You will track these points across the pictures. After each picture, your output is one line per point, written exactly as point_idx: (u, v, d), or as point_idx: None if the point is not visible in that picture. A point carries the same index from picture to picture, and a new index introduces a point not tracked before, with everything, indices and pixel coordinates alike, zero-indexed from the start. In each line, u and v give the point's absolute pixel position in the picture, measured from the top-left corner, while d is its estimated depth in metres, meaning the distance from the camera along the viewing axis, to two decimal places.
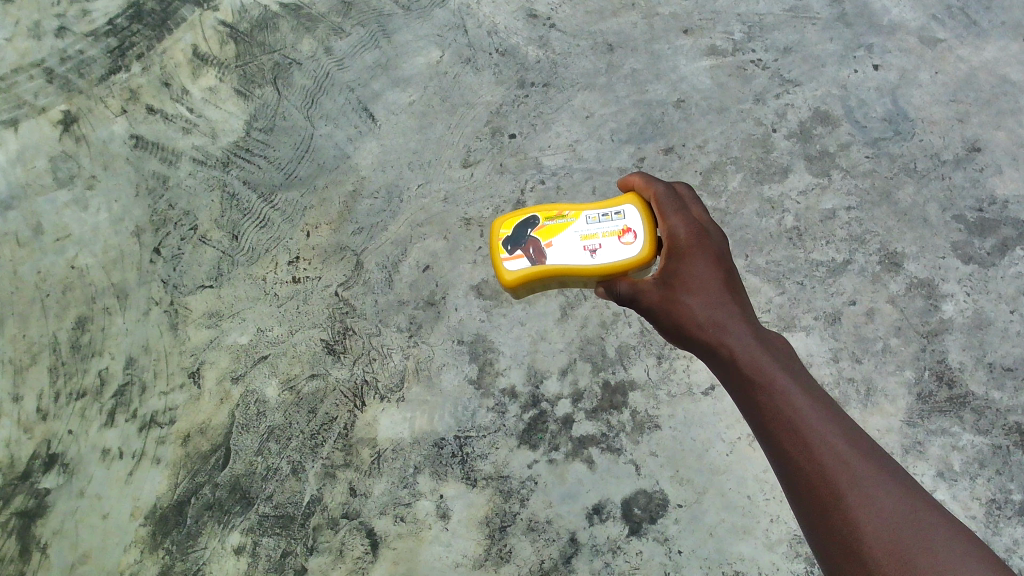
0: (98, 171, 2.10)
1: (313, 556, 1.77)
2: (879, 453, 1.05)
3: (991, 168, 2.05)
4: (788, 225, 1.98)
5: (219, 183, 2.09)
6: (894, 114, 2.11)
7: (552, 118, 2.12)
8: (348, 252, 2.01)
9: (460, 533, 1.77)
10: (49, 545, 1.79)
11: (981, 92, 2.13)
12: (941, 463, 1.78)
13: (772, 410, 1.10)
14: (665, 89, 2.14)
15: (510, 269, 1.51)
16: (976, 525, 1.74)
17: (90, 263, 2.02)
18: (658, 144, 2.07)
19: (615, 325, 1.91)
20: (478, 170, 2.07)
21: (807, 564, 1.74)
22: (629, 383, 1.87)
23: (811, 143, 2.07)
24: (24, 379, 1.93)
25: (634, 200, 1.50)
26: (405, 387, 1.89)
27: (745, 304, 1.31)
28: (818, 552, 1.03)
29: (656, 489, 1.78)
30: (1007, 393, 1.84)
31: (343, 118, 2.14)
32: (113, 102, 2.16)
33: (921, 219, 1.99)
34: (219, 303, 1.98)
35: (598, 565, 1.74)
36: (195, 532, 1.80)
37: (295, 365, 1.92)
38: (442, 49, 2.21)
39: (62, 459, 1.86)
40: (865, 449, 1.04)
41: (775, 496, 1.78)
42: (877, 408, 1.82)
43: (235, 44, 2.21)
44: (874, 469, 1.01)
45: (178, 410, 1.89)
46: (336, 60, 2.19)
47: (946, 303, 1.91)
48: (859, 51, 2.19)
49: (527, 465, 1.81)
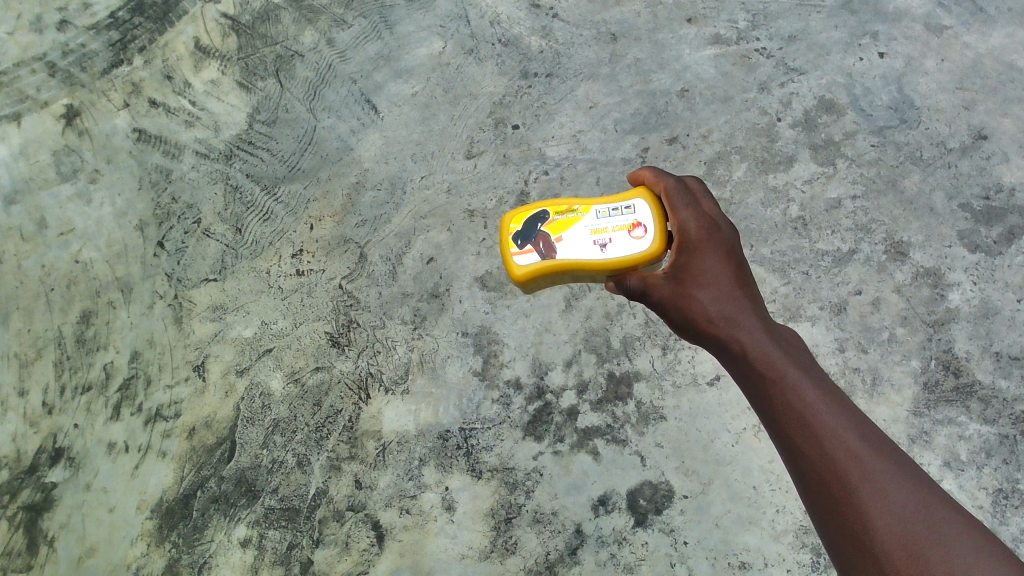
0: (101, 165, 2.10)
1: (319, 548, 1.77)
2: (891, 446, 1.04)
3: (998, 156, 2.03)
4: (794, 215, 1.97)
5: (222, 176, 2.08)
6: (900, 102, 2.10)
7: (555, 109, 2.11)
8: (352, 244, 2.00)
9: (465, 526, 1.77)
10: (55, 539, 1.80)
11: (988, 79, 2.12)
12: (948, 453, 1.77)
13: (783, 405, 1.10)
14: (669, 78, 2.13)
15: (520, 264, 1.50)
16: (983, 515, 1.73)
17: (94, 257, 2.02)
18: (662, 133, 2.06)
19: (619, 316, 1.90)
20: (482, 161, 2.06)
21: (814, 555, 1.73)
22: (634, 374, 1.86)
23: (815, 132, 2.06)
24: (30, 373, 1.93)
25: (644, 194, 1.48)
26: (409, 379, 1.89)
27: (755, 297, 1.30)
28: (829, 547, 1.03)
29: (662, 480, 1.78)
30: (1014, 382, 1.83)
31: (346, 110, 2.14)
32: (116, 96, 2.16)
33: (927, 208, 1.98)
34: (223, 296, 1.98)
35: (603, 556, 1.74)
36: (201, 525, 1.80)
37: (300, 358, 1.92)
38: (445, 39, 2.20)
39: (68, 453, 1.86)
40: (877, 443, 1.04)
41: (781, 486, 1.78)
42: (883, 398, 1.82)
43: (237, 37, 2.21)
44: (887, 463, 1.01)
45: (184, 404, 1.89)
46: (338, 51, 2.18)
47: (952, 292, 1.90)
48: (864, 39, 2.17)
49: (532, 457, 1.81)
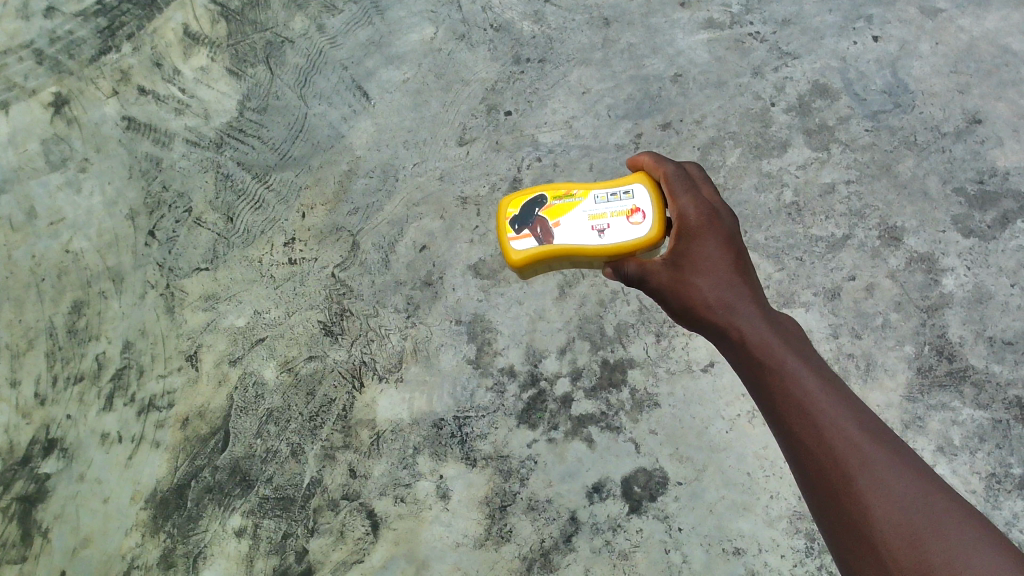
0: (91, 154, 2.08)
1: (314, 537, 1.77)
2: (890, 436, 1.04)
3: (992, 140, 2.03)
4: (787, 201, 1.96)
5: (212, 164, 2.07)
6: (894, 86, 2.09)
7: (547, 94, 2.10)
8: (344, 232, 1.99)
9: (460, 514, 1.77)
10: (50, 530, 1.79)
11: (982, 63, 2.11)
12: (941, 438, 1.77)
13: (782, 392, 1.10)
14: (662, 64, 2.12)
15: (517, 249, 1.49)
16: (976, 499, 1.74)
17: (85, 247, 2.01)
18: (655, 119, 2.05)
19: (613, 303, 1.90)
20: (474, 148, 2.05)
21: (807, 540, 1.73)
22: (628, 361, 1.86)
23: (810, 116, 2.05)
24: (21, 364, 1.92)
25: (644, 179, 1.47)
26: (403, 367, 1.89)
27: (755, 285, 1.30)
28: (828, 536, 1.03)
29: (656, 467, 1.78)
30: (1007, 366, 1.83)
31: (337, 97, 2.12)
32: (104, 84, 2.14)
33: (921, 192, 1.97)
34: (215, 286, 1.97)
35: (598, 543, 1.74)
36: (196, 515, 1.80)
37: (293, 347, 1.91)
38: (436, 25, 2.19)
39: (61, 444, 1.85)
40: (876, 433, 1.03)
41: (775, 472, 1.78)
42: (877, 383, 1.82)
43: (226, 23, 2.18)
44: (887, 452, 1.01)
45: (176, 393, 1.88)
46: (328, 37, 2.16)
47: (946, 277, 1.90)
48: (858, 23, 2.16)
49: (527, 445, 1.81)
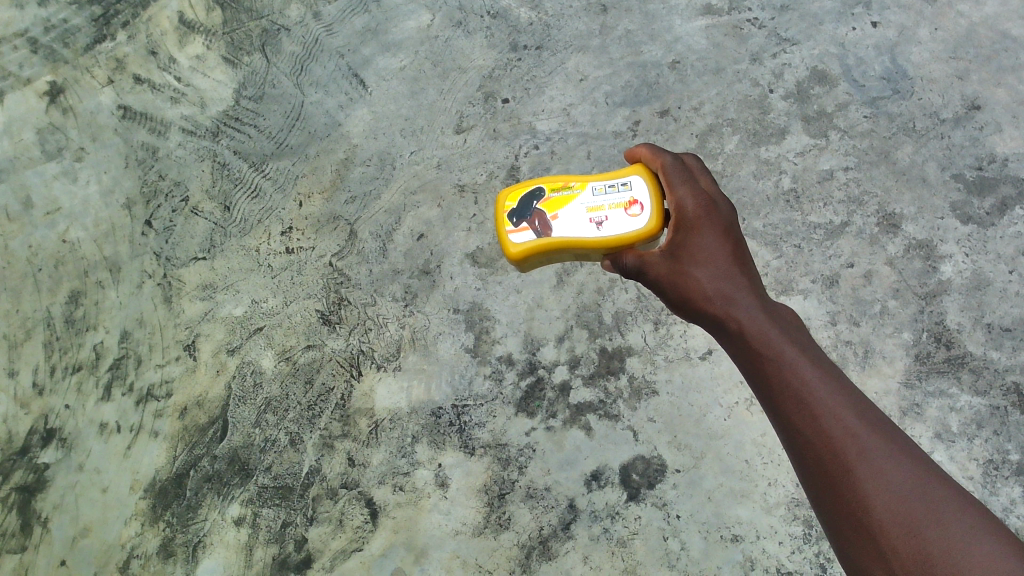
0: (87, 143, 2.07)
1: (313, 526, 1.77)
2: (888, 425, 1.03)
3: (992, 126, 2.02)
4: (786, 187, 1.96)
5: (209, 153, 2.06)
6: (892, 72, 2.08)
7: (545, 82, 2.09)
8: (342, 221, 1.99)
9: (459, 502, 1.77)
10: (49, 519, 1.79)
11: (981, 48, 2.10)
12: (939, 424, 1.78)
13: (780, 383, 1.09)
14: (660, 51, 2.11)
15: (514, 242, 1.48)
16: (974, 486, 1.74)
17: (82, 236, 2.01)
18: (653, 106, 2.04)
19: (611, 291, 1.90)
20: (472, 136, 2.04)
21: (805, 526, 1.74)
22: (627, 349, 1.86)
23: (808, 103, 2.04)
24: (19, 354, 1.92)
25: (641, 170, 1.47)
26: (401, 356, 1.88)
27: (753, 276, 1.30)
28: (826, 525, 1.03)
29: (654, 455, 1.78)
30: (1005, 353, 1.83)
31: (333, 85, 2.11)
32: (99, 72, 2.12)
33: (920, 179, 1.97)
34: (212, 276, 1.96)
35: (596, 530, 1.74)
36: (195, 504, 1.80)
37: (291, 336, 1.91)
38: (432, 12, 2.18)
39: (61, 434, 1.86)
40: (875, 422, 1.03)
41: (773, 459, 1.78)
42: (874, 370, 1.82)
43: (221, 11, 2.17)
44: (883, 442, 1.00)
45: (175, 383, 1.88)
46: (324, 25, 2.15)
47: (945, 264, 1.89)
48: (856, 8, 2.15)
49: (525, 433, 1.81)
